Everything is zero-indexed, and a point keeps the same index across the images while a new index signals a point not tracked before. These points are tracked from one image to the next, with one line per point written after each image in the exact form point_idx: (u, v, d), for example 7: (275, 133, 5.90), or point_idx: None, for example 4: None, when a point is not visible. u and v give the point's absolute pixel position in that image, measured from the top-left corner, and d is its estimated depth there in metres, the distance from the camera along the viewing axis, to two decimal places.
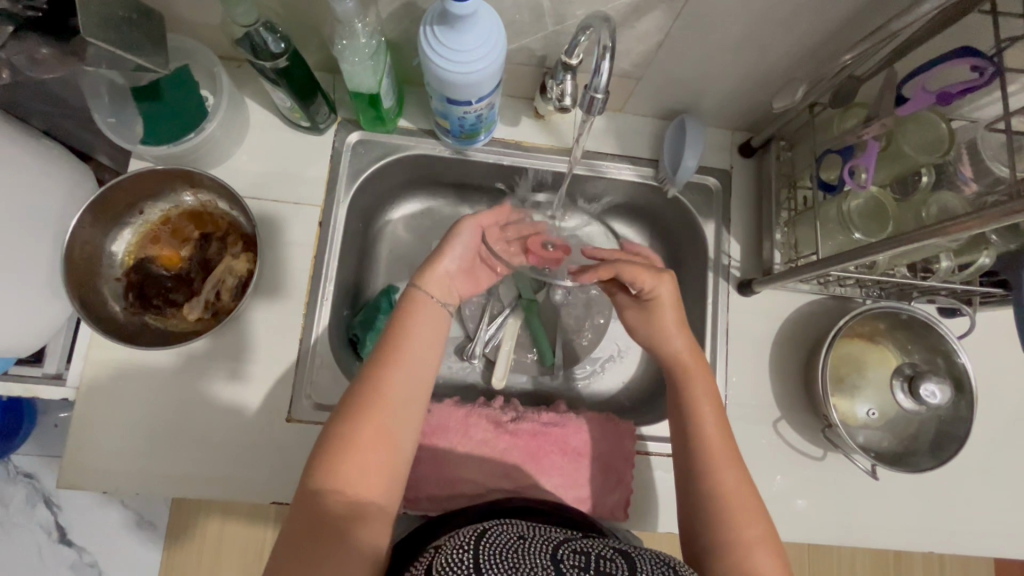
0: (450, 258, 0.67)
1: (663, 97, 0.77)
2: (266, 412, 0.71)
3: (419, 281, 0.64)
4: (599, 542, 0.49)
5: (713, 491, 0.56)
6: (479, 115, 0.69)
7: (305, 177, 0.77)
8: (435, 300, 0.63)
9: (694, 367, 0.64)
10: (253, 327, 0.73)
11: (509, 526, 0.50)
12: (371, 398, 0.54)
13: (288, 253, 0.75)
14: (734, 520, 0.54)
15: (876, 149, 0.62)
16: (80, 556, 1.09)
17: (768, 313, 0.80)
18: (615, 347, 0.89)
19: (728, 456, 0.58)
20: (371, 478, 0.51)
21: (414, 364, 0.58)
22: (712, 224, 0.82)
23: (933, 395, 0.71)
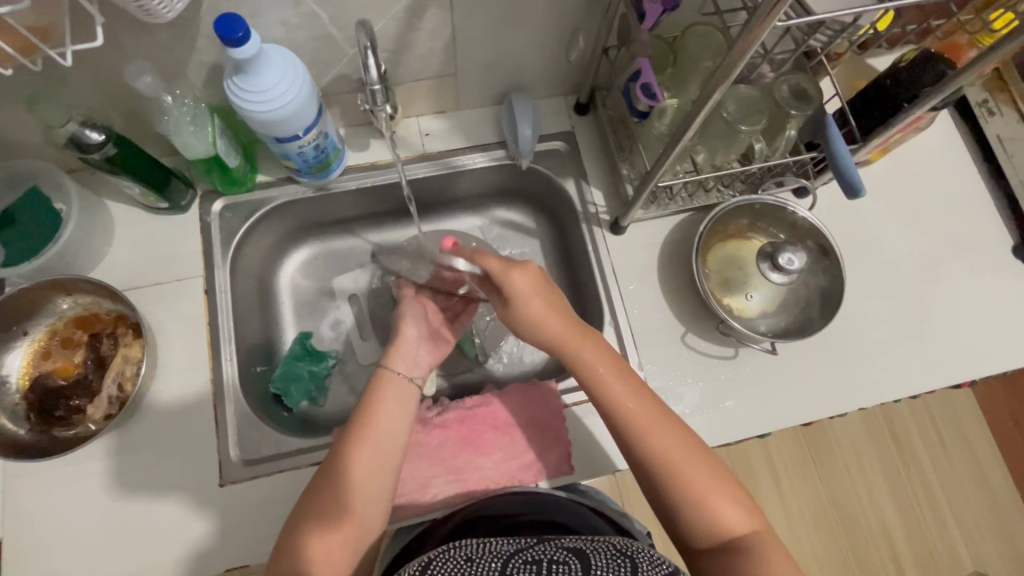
0: (409, 335, 0.73)
1: (485, 85, 0.84)
2: (195, 483, 0.71)
3: (389, 363, 0.69)
4: (551, 545, 0.52)
5: (656, 462, 0.58)
6: (316, 145, 0.74)
7: (181, 253, 0.80)
8: (403, 376, 0.68)
9: (578, 342, 0.63)
10: (162, 406, 0.74)
11: (456, 550, 0.51)
12: (343, 486, 0.59)
13: (180, 328, 0.77)
14: (688, 479, 0.57)
15: (650, 64, 0.66)
16: None
17: (646, 242, 0.85)
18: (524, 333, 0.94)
19: (660, 418, 0.60)
20: (337, 558, 0.56)
21: (380, 441, 0.62)
22: (571, 181, 0.88)
23: (793, 262, 0.77)
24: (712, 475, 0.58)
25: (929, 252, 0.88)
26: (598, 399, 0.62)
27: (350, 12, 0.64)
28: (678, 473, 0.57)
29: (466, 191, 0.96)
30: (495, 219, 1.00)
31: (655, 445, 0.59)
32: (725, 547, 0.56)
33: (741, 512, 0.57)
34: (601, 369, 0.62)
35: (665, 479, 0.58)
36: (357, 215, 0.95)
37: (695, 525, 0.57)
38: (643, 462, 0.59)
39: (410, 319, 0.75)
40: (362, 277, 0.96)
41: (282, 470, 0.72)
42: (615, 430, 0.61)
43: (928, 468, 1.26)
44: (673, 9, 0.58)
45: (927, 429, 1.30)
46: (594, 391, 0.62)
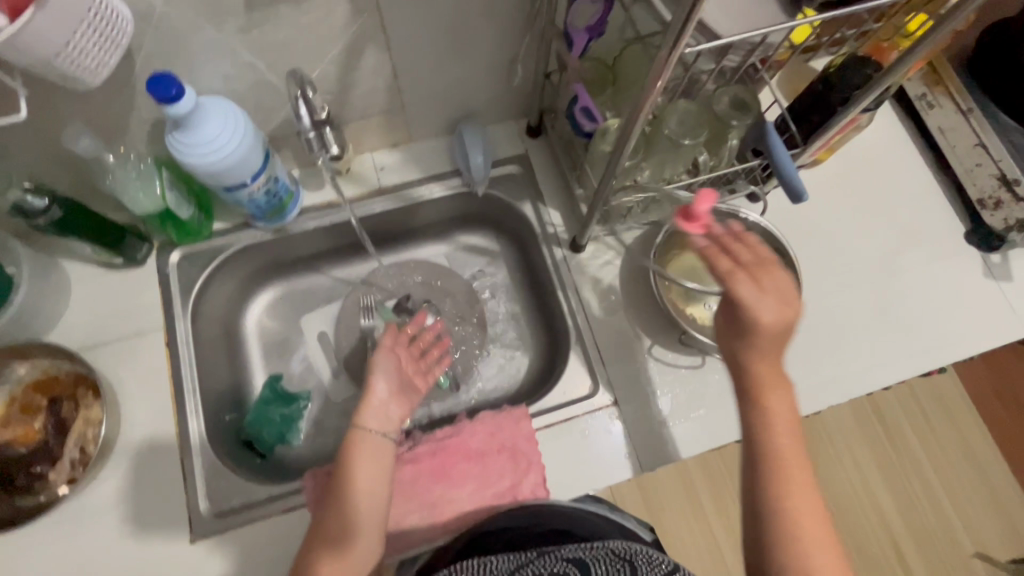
0: (378, 392, 0.71)
1: (435, 116, 0.85)
2: (165, 541, 0.70)
3: (362, 422, 0.68)
4: (551, 558, 0.54)
5: (795, 530, 0.52)
6: (266, 190, 0.74)
7: (140, 307, 0.79)
8: (378, 434, 0.68)
9: (774, 387, 0.55)
10: (127, 465, 0.73)
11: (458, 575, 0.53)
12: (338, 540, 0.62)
13: (142, 383, 0.76)
14: (813, 557, 0.51)
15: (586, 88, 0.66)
16: None
17: (606, 258, 0.86)
18: (495, 358, 0.94)
19: (811, 487, 0.53)
20: None
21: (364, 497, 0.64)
22: (528, 203, 0.89)
23: None
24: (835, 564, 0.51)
25: (883, 245, 0.89)
26: (756, 444, 0.55)
27: (287, 60, 0.65)
28: (805, 550, 0.51)
29: (429, 221, 0.96)
30: (460, 245, 1.01)
31: (793, 512, 0.52)
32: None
33: None
34: (779, 419, 0.55)
35: (786, 549, 0.51)
36: (320, 253, 0.95)
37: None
38: (769, 523, 0.52)
39: (381, 372, 0.73)
40: (330, 315, 0.96)
41: (254, 521, 0.71)
42: (753, 474, 0.55)
43: (920, 452, 1.14)
44: (600, 37, 0.59)
45: (917, 409, 1.17)
46: (755, 431, 0.55)
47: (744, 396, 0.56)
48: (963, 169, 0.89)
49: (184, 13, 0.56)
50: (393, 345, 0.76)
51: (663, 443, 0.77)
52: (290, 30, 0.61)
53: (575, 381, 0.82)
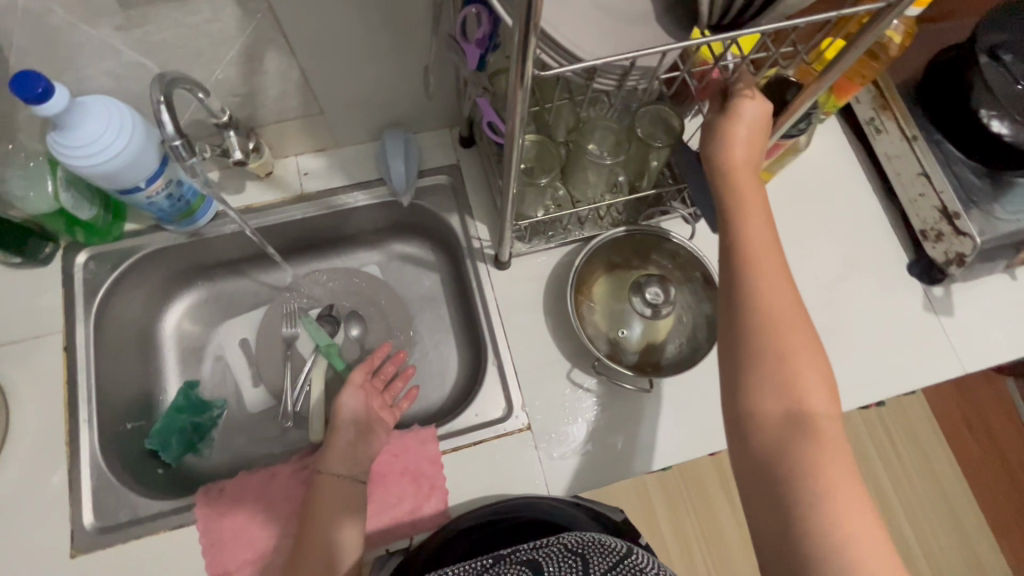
0: (343, 434, 0.72)
1: (359, 122, 0.82)
2: (45, 552, 0.68)
3: (323, 465, 0.70)
4: (506, 564, 0.53)
5: (764, 308, 0.51)
6: (168, 193, 0.71)
7: (39, 308, 0.77)
8: (343, 478, 0.69)
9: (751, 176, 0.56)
10: (11, 472, 0.70)
11: None
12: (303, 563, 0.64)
13: (36, 385, 0.74)
14: (782, 333, 0.50)
15: (488, 102, 0.63)
16: None
17: (531, 276, 0.83)
18: (424, 369, 0.92)
19: (780, 268, 0.52)
20: None
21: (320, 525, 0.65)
22: (456, 216, 0.87)
23: (659, 295, 0.75)
24: (807, 351, 0.50)
25: (822, 272, 0.87)
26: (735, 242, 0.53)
27: (179, 59, 0.63)
28: (780, 339, 0.50)
29: (360, 228, 0.94)
30: (394, 254, 0.98)
31: (770, 303, 0.51)
32: (787, 428, 0.48)
33: (824, 380, 0.50)
34: (758, 221, 0.54)
35: (759, 341, 0.50)
36: (243, 257, 0.92)
37: (765, 389, 0.49)
38: (744, 306, 0.51)
39: (345, 409, 0.75)
40: (253, 320, 0.94)
41: (137, 539, 0.69)
42: (728, 276, 0.53)
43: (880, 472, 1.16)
44: (494, 50, 0.56)
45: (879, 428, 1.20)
46: (729, 228, 0.54)
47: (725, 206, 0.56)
48: (907, 198, 0.85)
49: (53, 10, 0.54)
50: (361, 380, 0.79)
51: (574, 472, 0.74)
52: (177, 30, 0.59)
53: (490, 403, 0.79)
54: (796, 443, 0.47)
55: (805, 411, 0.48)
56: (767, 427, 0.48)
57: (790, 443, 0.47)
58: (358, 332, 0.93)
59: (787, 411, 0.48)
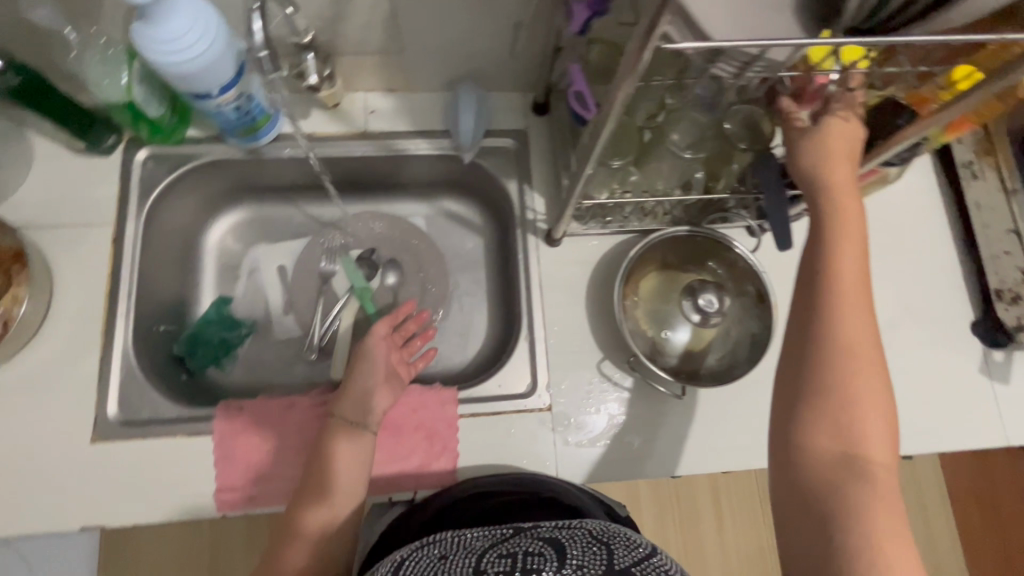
0: (361, 381, 0.72)
1: (436, 68, 0.80)
2: (69, 432, 0.70)
3: (339, 411, 0.70)
4: (527, 537, 0.52)
5: (838, 346, 0.51)
6: (237, 106, 0.71)
7: (94, 197, 0.77)
8: (355, 425, 0.68)
9: (851, 211, 0.55)
10: (48, 351, 0.72)
11: (430, 549, 0.52)
12: (314, 495, 0.63)
13: (83, 272, 0.75)
14: (851, 373, 0.50)
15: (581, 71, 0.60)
16: None
17: (579, 258, 0.81)
18: (453, 330, 0.91)
19: (862, 307, 0.52)
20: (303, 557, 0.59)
21: (333, 469, 0.65)
22: (514, 182, 0.84)
23: (712, 304, 0.75)
24: (871, 399, 0.50)
25: (880, 312, 0.83)
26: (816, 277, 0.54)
27: None
28: (847, 384, 0.50)
29: (412, 178, 0.92)
30: (442, 210, 0.97)
31: (843, 343, 0.51)
32: (837, 468, 0.48)
33: (887, 427, 0.50)
34: (848, 259, 0.54)
35: (827, 380, 0.50)
36: (294, 184, 0.91)
37: (823, 427, 0.49)
38: (817, 341, 0.52)
39: (369, 358, 0.73)
40: (294, 249, 0.94)
41: (155, 437, 0.71)
42: (804, 312, 0.53)
43: None
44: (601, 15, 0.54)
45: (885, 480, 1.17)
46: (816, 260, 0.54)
47: (812, 240, 0.56)
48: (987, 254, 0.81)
49: None
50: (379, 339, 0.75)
51: (586, 461, 0.74)
52: None
53: (514, 377, 0.78)
54: (842, 484, 0.48)
55: (857, 456, 0.48)
56: (819, 467, 0.49)
57: (836, 483, 0.48)
58: (395, 281, 0.93)
59: (839, 453, 0.49)
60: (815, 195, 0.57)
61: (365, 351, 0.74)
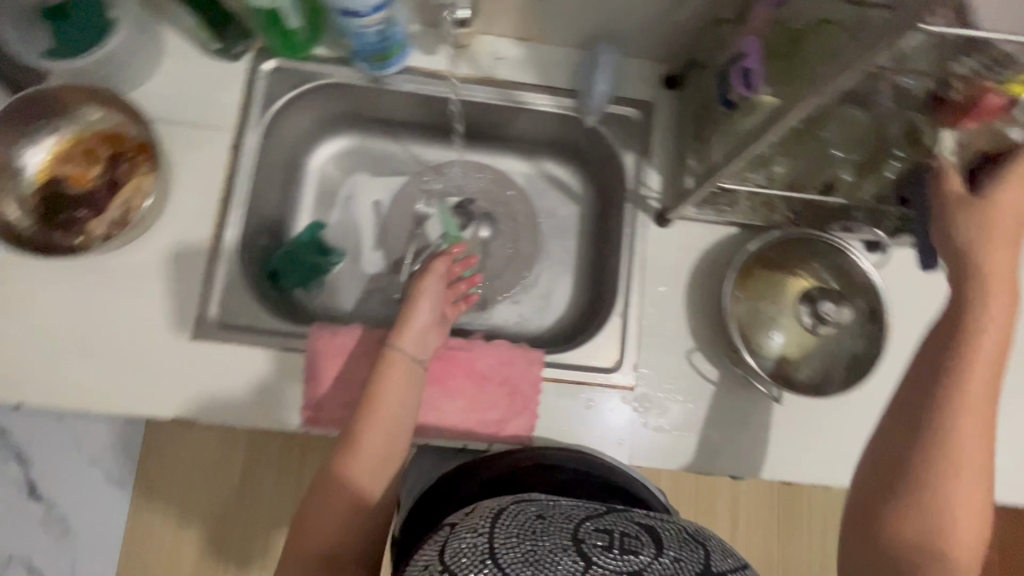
0: (420, 317, 0.71)
1: (576, 22, 0.77)
2: (172, 326, 0.72)
3: (395, 343, 0.69)
4: (623, 518, 0.52)
5: (948, 437, 0.49)
6: (380, 30, 0.69)
7: (219, 101, 0.78)
8: (411, 360, 0.68)
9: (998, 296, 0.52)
10: (159, 245, 0.74)
11: (528, 505, 0.53)
12: (369, 415, 0.62)
13: (200, 174, 0.76)
14: (956, 464, 0.49)
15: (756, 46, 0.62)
16: (46, 511, 1.11)
17: (686, 244, 0.79)
18: (537, 293, 0.90)
19: (984, 400, 0.50)
20: (361, 474, 0.59)
21: (388, 395, 0.64)
22: (631, 155, 0.82)
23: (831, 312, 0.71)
24: (965, 502, 0.49)
25: None
26: (936, 370, 0.51)
27: None
28: (948, 477, 0.49)
29: (522, 133, 0.90)
30: (542, 172, 0.95)
31: (959, 438, 0.49)
32: (917, 558, 0.48)
33: (978, 527, 0.49)
34: (984, 353, 0.51)
35: (930, 468, 0.49)
36: (403, 120, 0.90)
37: (912, 515, 0.49)
38: (929, 425, 0.50)
39: (425, 297, 0.73)
40: (392, 186, 0.93)
41: (251, 345, 0.72)
42: (921, 392, 0.52)
43: None
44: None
45: None
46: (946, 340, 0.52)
47: (948, 326, 0.52)
48: None
49: None
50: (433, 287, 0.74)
51: (661, 447, 0.73)
52: None
53: (602, 350, 0.77)
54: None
55: (944, 552, 0.48)
56: (899, 552, 0.49)
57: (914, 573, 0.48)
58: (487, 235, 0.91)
59: (923, 543, 0.48)
60: (956, 278, 0.54)
61: (417, 291, 0.73)
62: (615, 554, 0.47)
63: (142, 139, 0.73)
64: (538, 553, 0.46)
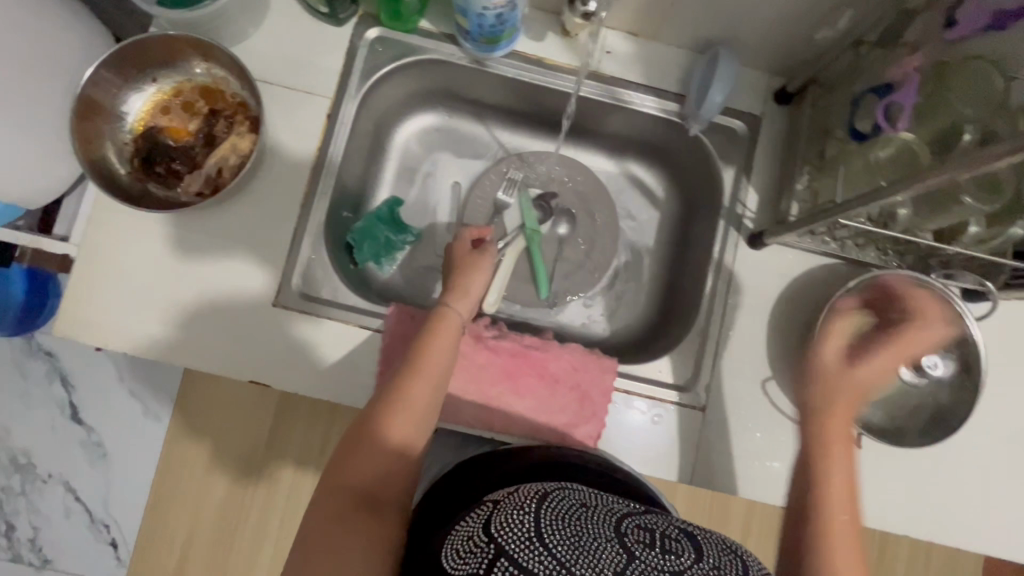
0: (475, 283, 0.72)
1: (698, 25, 0.73)
2: (254, 292, 0.72)
3: (449, 302, 0.69)
4: (662, 518, 0.52)
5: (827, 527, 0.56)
6: (499, 14, 0.67)
7: (319, 66, 0.76)
8: (459, 319, 0.68)
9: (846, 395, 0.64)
10: (249, 208, 0.73)
11: (572, 493, 0.53)
12: (416, 367, 0.62)
13: (294, 139, 0.75)
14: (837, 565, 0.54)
15: (915, 86, 0.60)
16: (89, 435, 1.15)
17: (776, 269, 0.77)
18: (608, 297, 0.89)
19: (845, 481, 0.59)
20: (400, 423, 0.58)
21: (438, 350, 0.64)
22: (731, 171, 0.79)
23: (934, 366, 0.70)
24: None
25: None
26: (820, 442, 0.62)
27: None
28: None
29: (613, 131, 0.87)
30: (626, 172, 0.92)
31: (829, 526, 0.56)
32: None
33: None
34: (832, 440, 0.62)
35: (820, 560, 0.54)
36: (494, 104, 0.88)
37: None
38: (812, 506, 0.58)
39: (481, 267, 0.73)
40: (473, 169, 0.91)
41: (332, 319, 0.73)
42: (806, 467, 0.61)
43: None
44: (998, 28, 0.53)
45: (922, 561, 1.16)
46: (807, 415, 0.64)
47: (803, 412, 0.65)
48: None
49: None
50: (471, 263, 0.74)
51: (725, 472, 0.73)
52: None
53: (677, 366, 0.76)
54: None
55: None
56: None
57: None
58: (564, 231, 0.89)
59: None
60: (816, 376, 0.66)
61: (471, 258, 0.74)
62: (657, 552, 0.47)
63: (242, 99, 0.73)
64: (584, 543, 0.47)
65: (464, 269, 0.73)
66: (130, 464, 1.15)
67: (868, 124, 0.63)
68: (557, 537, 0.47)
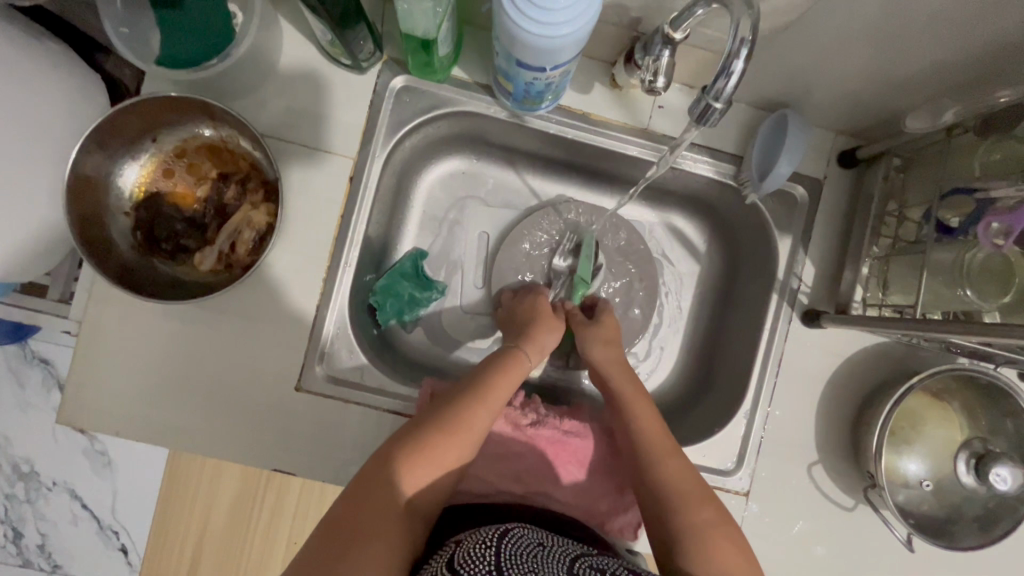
0: (544, 340, 0.73)
1: (765, 83, 0.66)
2: (274, 375, 0.67)
3: (522, 343, 0.71)
4: (615, 559, 0.51)
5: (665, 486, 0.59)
6: (550, 82, 0.58)
7: (340, 121, 0.68)
8: (526, 364, 0.68)
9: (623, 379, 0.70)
10: (264, 283, 0.67)
11: (530, 533, 0.53)
12: (482, 396, 0.61)
13: (313, 206, 0.67)
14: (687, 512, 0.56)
15: None
16: (92, 444, 1.07)
17: (829, 349, 0.73)
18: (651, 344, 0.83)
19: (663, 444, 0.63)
20: (453, 448, 0.57)
21: (506, 385, 0.64)
22: (788, 241, 0.72)
23: (1002, 480, 0.64)
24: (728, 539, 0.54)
25: None
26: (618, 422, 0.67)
27: None
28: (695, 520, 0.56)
29: (657, 184, 0.80)
30: (668, 225, 0.85)
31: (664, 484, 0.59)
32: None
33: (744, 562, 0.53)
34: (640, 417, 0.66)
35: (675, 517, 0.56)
36: (528, 151, 0.80)
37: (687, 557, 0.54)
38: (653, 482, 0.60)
39: (547, 317, 0.75)
40: (502, 219, 0.84)
41: (361, 406, 0.68)
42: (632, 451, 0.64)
43: None
44: None
45: None
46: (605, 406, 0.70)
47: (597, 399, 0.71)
48: None
49: None
50: (534, 323, 0.73)
51: (767, 560, 0.71)
52: None
53: (723, 450, 0.73)
54: None
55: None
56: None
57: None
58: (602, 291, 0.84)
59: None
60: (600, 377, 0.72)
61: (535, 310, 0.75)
62: None
63: (254, 161, 0.66)
64: (539, 574, 0.46)
65: (531, 319, 0.74)
66: (137, 484, 1.08)
67: (955, 218, 0.58)
68: (515, 567, 0.46)
